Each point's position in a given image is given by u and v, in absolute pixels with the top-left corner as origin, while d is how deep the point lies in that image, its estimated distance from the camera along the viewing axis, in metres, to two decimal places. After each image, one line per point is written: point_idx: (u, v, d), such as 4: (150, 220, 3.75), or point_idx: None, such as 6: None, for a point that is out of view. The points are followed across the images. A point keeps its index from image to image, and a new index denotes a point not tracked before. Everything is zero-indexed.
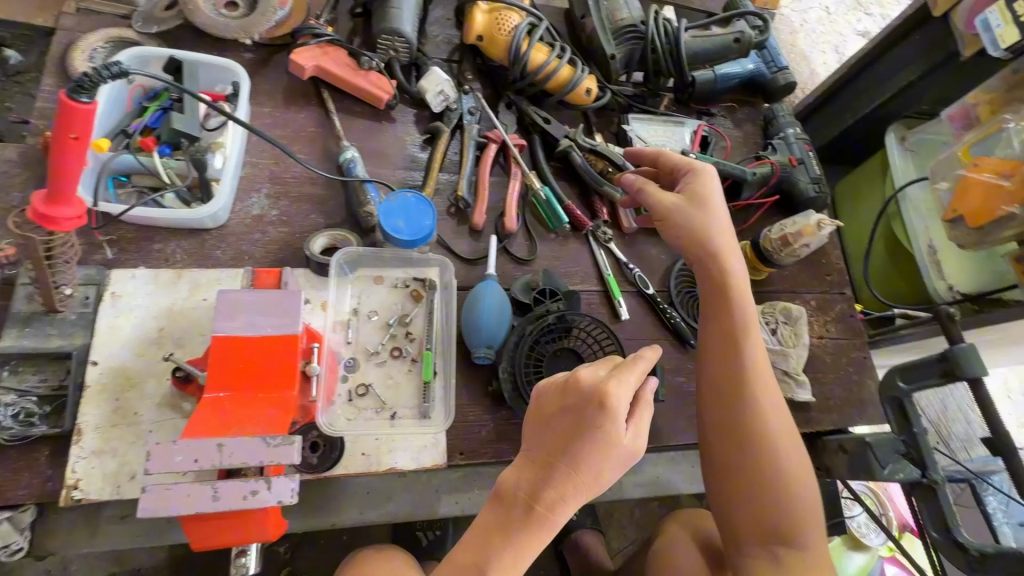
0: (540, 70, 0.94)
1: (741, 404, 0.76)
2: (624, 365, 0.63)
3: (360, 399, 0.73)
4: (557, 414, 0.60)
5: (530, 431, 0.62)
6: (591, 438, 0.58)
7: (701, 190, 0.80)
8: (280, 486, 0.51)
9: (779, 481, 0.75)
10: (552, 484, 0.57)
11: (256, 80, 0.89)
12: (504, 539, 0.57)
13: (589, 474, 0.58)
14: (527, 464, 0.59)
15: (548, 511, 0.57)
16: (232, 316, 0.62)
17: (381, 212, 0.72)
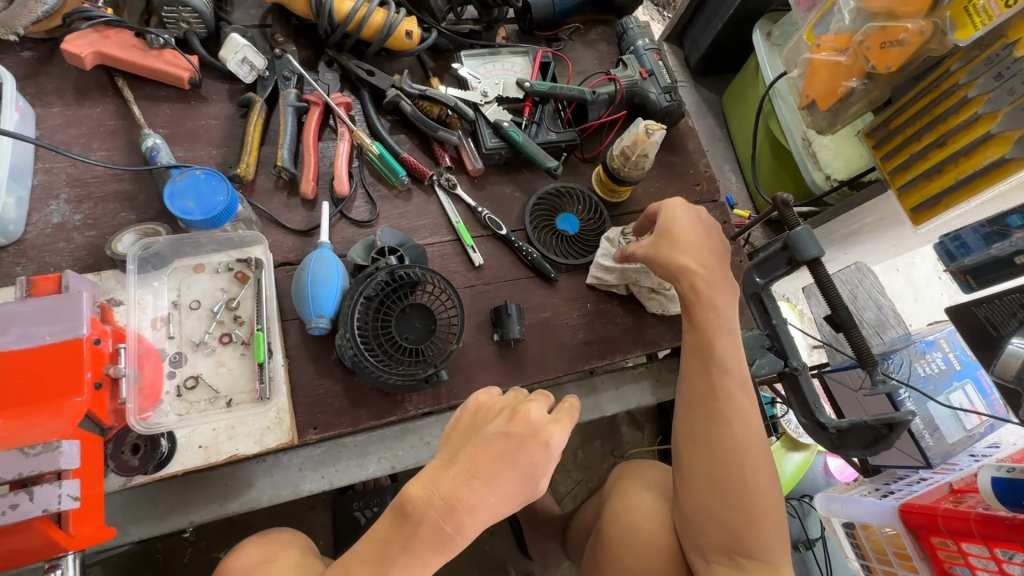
0: (348, 20, 0.88)
1: (722, 424, 0.72)
2: (565, 411, 0.61)
3: (191, 392, 0.71)
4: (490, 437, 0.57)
5: (454, 446, 0.60)
6: (524, 473, 0.57)
7: (670, 224, 0.79)
8: (44, 494, 0.49)
9: (755, 496, 0.70)
10: (465, 507, 0.55)
11: (38, 80, 0.82)
12: (401, 558, 0.56)
13: (502, 500, 0.56)
14: (441, 478, 0.57)
15: (455, 534, 0.56)
16: (4, 330, 0.59)
17: (166, 195, 0.68)
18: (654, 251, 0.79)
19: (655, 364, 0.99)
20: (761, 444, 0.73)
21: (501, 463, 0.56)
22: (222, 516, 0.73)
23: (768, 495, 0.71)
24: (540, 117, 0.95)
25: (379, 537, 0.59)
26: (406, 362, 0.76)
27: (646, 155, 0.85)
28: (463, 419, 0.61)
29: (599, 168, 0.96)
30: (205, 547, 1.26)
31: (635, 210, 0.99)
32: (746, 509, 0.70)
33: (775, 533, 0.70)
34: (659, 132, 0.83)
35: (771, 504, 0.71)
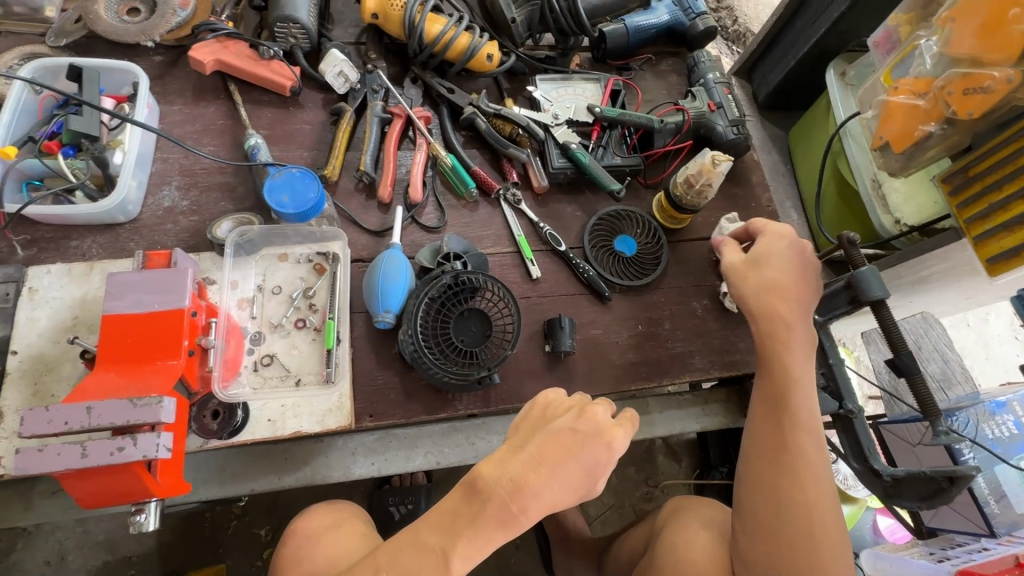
0: (437, 41, 0.96)
1: (791, 474, 0.70)
2: (627, 419, 0.69)
3: (266, 368, 0.77)
4: (563, 428, 0.64)
5: (523, 436, 0.65)
6: (588, 467, 0.62)
7: (772, 258, 0.80)
8: (145, 442, 0.55)
9: (824, 556, 0.66)
10: (532, 490, 0.59)
11: (165, 81, 0.93)
12: (466, 532, 0.60)
13: (567, 493, 0.61)
14: (510, 462, 0.61)
15: (518, 514, 0.59)
16: (121, 296, 0.67)
17: (266, 188, 0.76)
18: (732, 268, 0.82)
19: (701, 392, 0.98)
20: (831, 502, 0.70)
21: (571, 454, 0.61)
22: (280, 490, 0.79)
23: (837, 558, 0.67)
24: (606, 142, 0.99)
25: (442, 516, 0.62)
26: (462, 363, 0.80)
27: (710, 184, 0.87)
28: (533, 411, 0.67)
29: (660, 195, 0.98)
30: (249, 521, 1.34)
31: (693, 238, 1.00)
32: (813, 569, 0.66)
33: None
34: (725, 163, 0.85)
35: (840, 568, 0.67)
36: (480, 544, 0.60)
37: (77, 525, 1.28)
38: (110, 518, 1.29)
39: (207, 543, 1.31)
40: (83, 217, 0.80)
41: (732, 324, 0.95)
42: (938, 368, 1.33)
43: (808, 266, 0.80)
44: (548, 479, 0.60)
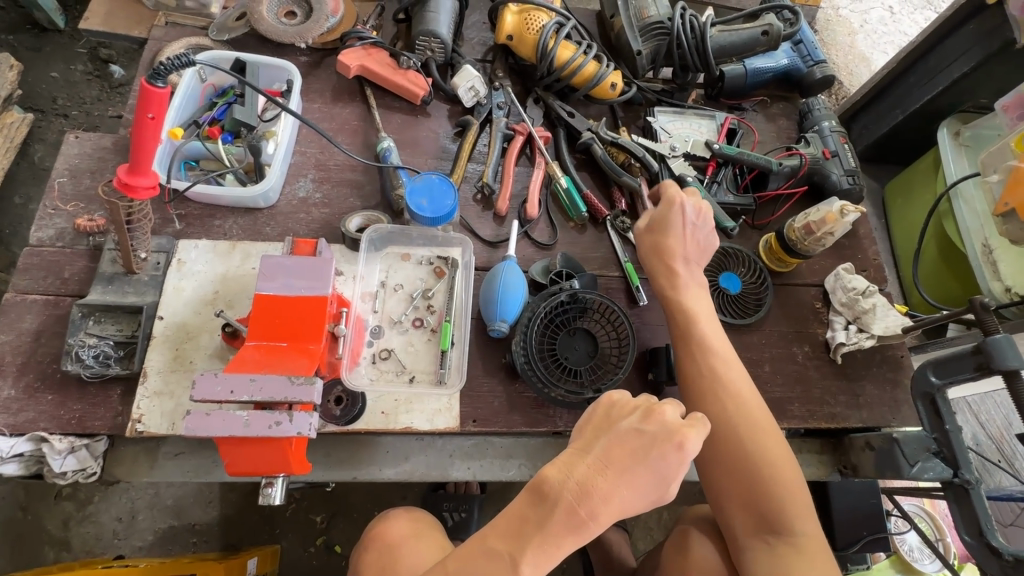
0: (566, 66, 0.99)
1: (716, 409, 0.76)
2: (694, 418, 0.63)
3: (383, 362, 0.80)
4: (627, 429, 0.60)
5: (587, 437, 0.62)
6: (657, 471, 0.59)
7: (665, 220, 0.85)
8: (300, 419, 0.59)
9: (767, 469, 0.73)
10: (601, 494, 0.57)
11: (309, 80, 0.99)
12: (535, 537, 0.57)
13: (637, 500, 0.58)
14: (577, 466, 0.58)
15: (589, 519, 0.56)
16: (273, 277, 0.71)
17: (408, 191, 0.80)
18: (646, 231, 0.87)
19: (793, 441, 0.96)
20: (766, 423, 0.76)
21: (640, 458, 0.59)
22: (379, 480, 0.81)
23: (784, 467, 0.74)
24: (721, 178, 1.00)
25: (511, 527, 0.58)
26: (568, 380, 0.82)
27: (832, 232, 0.87)
28: (597, 411, 0.63)
29: (770, 236, 0.98)
30: (306, 507, 1.37)
31: (797, 282, 0.99)
32: (759, 483, 0.73)
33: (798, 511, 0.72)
34: (852, 215, 0.85)
35: (791, 478, 0.74)
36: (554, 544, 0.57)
37: (149, 487, 1.33)
38: (180, 485, 1.34)
39: (266, 523, 1.35)
40: (230, 200, 0.86)
41: (833, 375, 0.93)
42: None
43: (701, 228, 0.85)
44: (618, 484, 0.57)
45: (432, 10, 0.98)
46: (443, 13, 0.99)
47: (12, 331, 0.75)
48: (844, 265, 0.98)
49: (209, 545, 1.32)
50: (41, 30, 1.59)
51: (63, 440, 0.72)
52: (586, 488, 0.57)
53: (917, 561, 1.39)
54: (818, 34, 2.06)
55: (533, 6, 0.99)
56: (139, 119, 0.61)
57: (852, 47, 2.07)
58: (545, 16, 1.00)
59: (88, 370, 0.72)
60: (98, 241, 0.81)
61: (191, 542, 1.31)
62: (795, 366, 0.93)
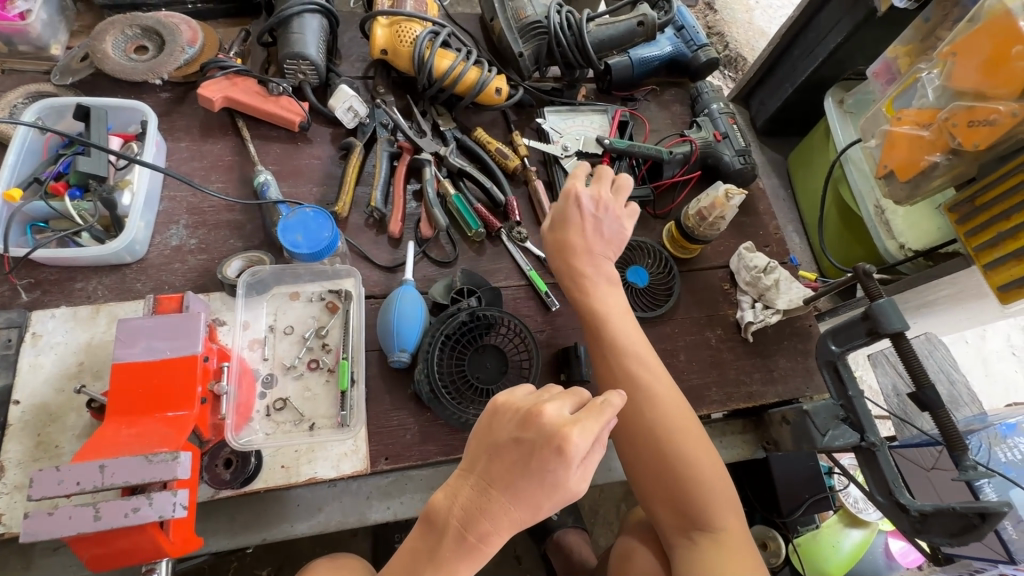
0: (446, 76, 0.96)
1: (639, 415, 0.73)
2: (588, 409, 0.54)
3: (278, 413, 0.75)
4: (506, 442, 0.54)
5: (473, 454, 0.56)
6: (543, 477, 0.52)
7: (562, 216, 0.81)
8: (161, 501, 0.53)
9: (683, 466, 0.71)
10: (487, 516, 0.52)
11: (172, 117, 0.92)
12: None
13: (529, 511, 0.53)
14: (461, 489, 0.54)
15: (480, 543, 0.53)
16: (132, 343, 0.65)
17: (280, 228, 0.75)
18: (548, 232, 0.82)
19: (716, 425, 0.98)
20: (684, 421, 0.74)
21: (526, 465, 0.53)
22: (291, 537, 0.76)
23: (704, 462, 0.72)
24: (615, 173, 1.00)
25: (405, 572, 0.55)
26: (480, 401, 0.79)
27: (723, 216, 0.88)
28: (482, 421, 0.57)
29: (671, 225, 0.98)
30: (250, 563, 1.26)
31: (703, 267, 1.00)
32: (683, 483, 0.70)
33: (722, 505, 0.70)
34: (738, 197, 0.86)
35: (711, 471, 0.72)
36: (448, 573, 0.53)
37: None
38: None
39: None
40: (89, 259, 0.78)
41: (746, 354, 0.95)
42: (945, 390, 1.32)
43: (603, 218, 0.81)
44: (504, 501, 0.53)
45: (297, 31, 0.93)
46: (309, 33, 0.93)
47: None
48: (745, 244, 1.00)
49: None
50: None
51: None
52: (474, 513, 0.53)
53: (862, 510, 1.42)
54: (717, 13, 2.11)
55: (404, 17, 0.95)
56: None
57: (750, 24, 2.13)
58: (418, 26, 0.96)
59: None
60: None
61: None
62: (710, 352, 0.94)
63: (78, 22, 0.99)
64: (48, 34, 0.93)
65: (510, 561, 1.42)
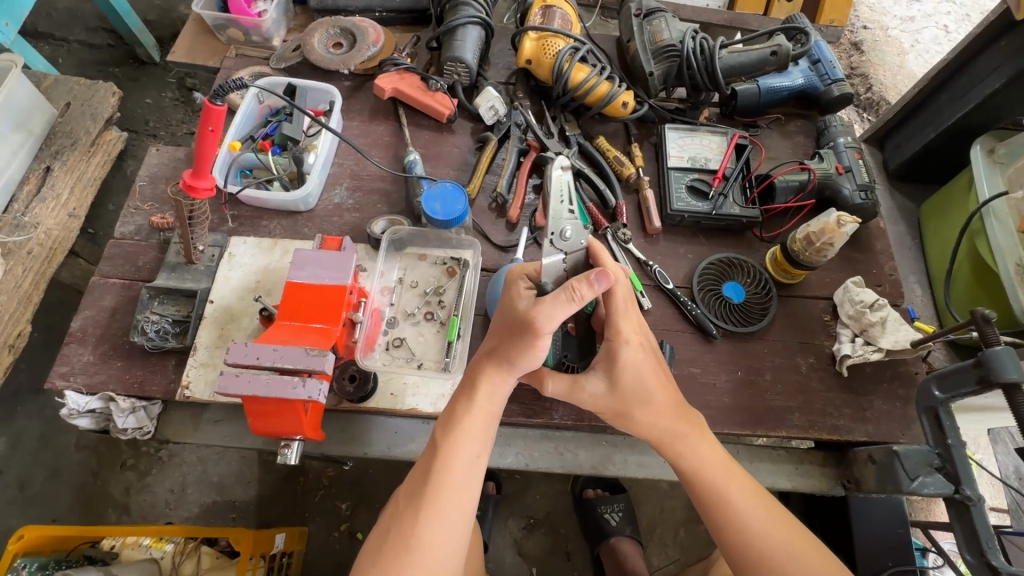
0: (579, 87, 1.07)
1: (738, 518, 0.71)
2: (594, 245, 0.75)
3: (396, 349, 0.88)
4: (502, 321, 0.71)
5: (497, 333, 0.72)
6: (539, 337, 0.66)
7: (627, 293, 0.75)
8: (312, 386, 0.68)
9: (784, 551, 0.68)
10: (502, 357, 0.70)
11: (350, 101, 1.12)
12: (457, 432, 0.70)
13: (527, 354, 0.68)
14: (490, 348, 0.73)
15: (506, 368, 0.70)
16: (301, 267, 0.82)
17: (423, 197, 0.90)
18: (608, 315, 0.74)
19: (795, 453, 0.96)
20: (783, 521, 0.71)
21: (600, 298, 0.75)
22: (386, 457, 0.88)
23: (806, 554, 0.68)
24: (727, 190, 1.02)
25: (418, 478, 0.69)
26: None
27: (833, 243, 0.88)
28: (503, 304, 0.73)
29: (776, 248, 1.00)
30: (333, 494, 1.47)
31: (805, 295, 1.00)
32: (730, 528, 0.71)
33: None
34: (850, 225, 0.86)
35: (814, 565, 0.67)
36: (453, 456, 0.69)
37: (198, 464, 1.48)
38: (225, 464, 1.48)
39: (297, 505, 1.45)
40: (276, 203, 0.98)
41: (838, 388, 0.93)
42: None
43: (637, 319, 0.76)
44: (507, 366, 0.70)
45: (459, 39, 1.09)
46: (469, 41, 1.09)
47: (94, 307, 0.90)
48: (853, 278, 0.98)
49: (245, 521, 1.43)
50: (141, 64, 1.85)
51: (126, 400, 0.85)
52: (475, 380, 0.72)
53: None
54: (864, 54, 2.04)
55: (551, 33, 1.08)
56: (201, 131, 0.75)
57: (900, 67, 2.02)
58: (562, 41, 1.08)
59: (150, 341, 0.85)
60: (166, 235, 0.96)
61: (230, 517, 1.43)
62: (800, 379, 0.94)
63: (295, 21, 1.23)
64: (274, 29, 1.18)
65: (560, 555, 1.45)
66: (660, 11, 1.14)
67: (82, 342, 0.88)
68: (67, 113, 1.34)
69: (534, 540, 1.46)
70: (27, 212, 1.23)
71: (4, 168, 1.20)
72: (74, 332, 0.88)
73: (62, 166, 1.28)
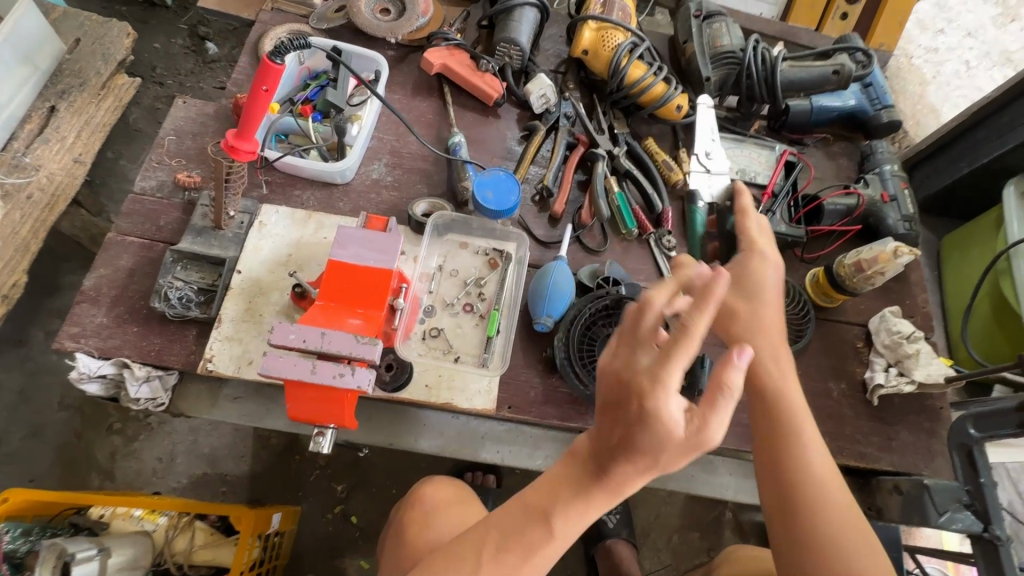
0: (635, 85, 1.03)
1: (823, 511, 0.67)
2: (699, 295, 0.51)
3: (432, 340, 0.84)
4: (614, 416, 0.54)
5: (607, 424, 0.56)
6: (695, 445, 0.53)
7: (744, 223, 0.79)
8: (361, 375, 0.64)
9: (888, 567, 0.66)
10: (627, 461, 0.55)
11: (393, 72, 1.06)
12: (560, 511, 0.61)
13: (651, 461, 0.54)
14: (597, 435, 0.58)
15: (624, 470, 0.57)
16: (345, 246, 0.77)
17: (476, 183, 0.86)
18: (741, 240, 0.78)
19: None
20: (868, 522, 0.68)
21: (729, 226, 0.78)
22: (412, 450, 0.85)
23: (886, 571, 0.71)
24: (775, 207, 1.01)
25: (511, 521, 0.63)
26: None
27: (883, 271, 0.88)
28: (607, 386, 0.55)
29: (818, 270, 0.99)
30: (329, 475, 1.43)
31: (840, 319, 1.00)
32: (817, 540, 0.66)
33: None
34: (906, 256, 0.86)
35: None
36: (555, 533, 0.62)
37: (190, 434, 1.42)
38: (217, 436, 1.42)
39: (291, 483, 1.41)
40: (312, 172, 0.93)
41: (867, 415, 0.94)
42: None
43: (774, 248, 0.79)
44: (628, 467, 0.56)
45: (515, 20, 1.04)
46: (524, 23, 1.04)
47: (110, 266, 0.84)
48: (890, 307, 0.98)
49: (236, 497, 1.39)
50: (152, 5, 1.73)
51: (142, 369, 0.80)
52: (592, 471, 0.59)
53: None
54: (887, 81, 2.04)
55: (612, 25, 1.04)
56: (255, 89, 0.70)
57: (921, 97, 2.03)
58: (622, 35, 1.04)
59: (172, 309, 0.80)
60: (193, 196, 0.90)
61: (221, 491, 1.39)
62: (831, 404, 0.94)
63: None
64: None
65: None
66: (721, 15, 1.11)
67: (95, 303, 0.81)
68: (77, 50, 1.24)
69: None
70: (28, 152, 1.14)
71: (7, 102, 1.11)
72: (87, 290, 0.82)
73: (69, 107, 1.20)
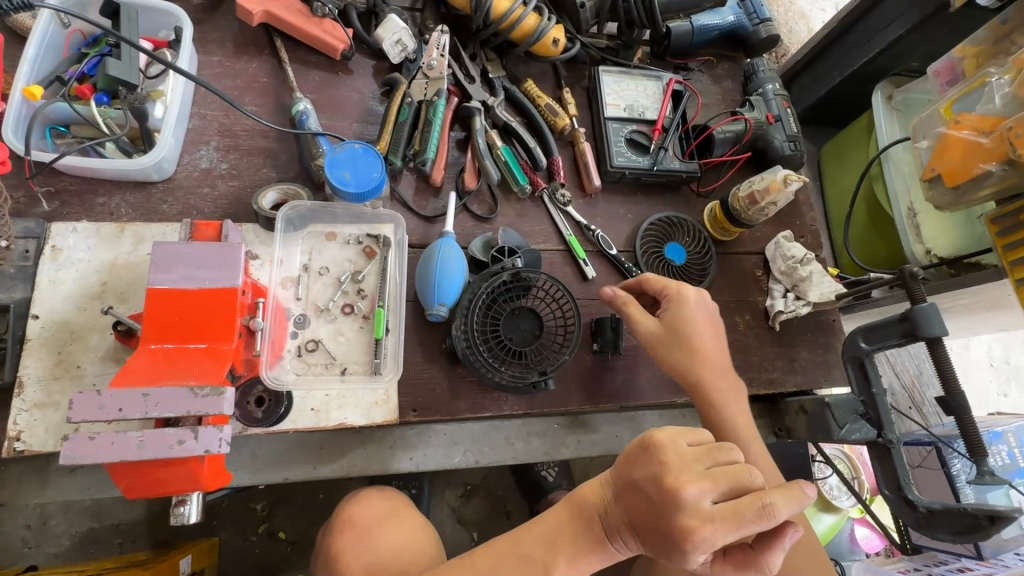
0: (504, 19, 0.89)
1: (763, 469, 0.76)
2: (792, 489, 0.49)
3: (310, 355, 0.72)
4: (646, 513, 0.52)
5: (637, 508, 0.53)
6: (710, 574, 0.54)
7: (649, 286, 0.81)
8: (207, 436, 0.52)
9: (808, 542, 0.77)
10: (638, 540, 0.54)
11: (204, 28, 0.84)
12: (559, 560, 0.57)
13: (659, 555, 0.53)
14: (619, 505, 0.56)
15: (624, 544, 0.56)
16: (167, 268, 0.61)
17: (327, 162, 0.72)
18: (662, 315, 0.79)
19: None
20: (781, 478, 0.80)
21: (670, 335, 0.78)
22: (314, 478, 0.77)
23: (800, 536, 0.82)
24: (666, 143, 0.95)
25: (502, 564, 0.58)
26: (512, 362, 0.77)
27: (774, 202, 0.89)
28: (644, 482, 0.52)
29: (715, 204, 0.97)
30: (243, 497, 1.30)
31: (739, 251, 0.99)
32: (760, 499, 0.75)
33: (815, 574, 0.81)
34: (794, 184, 0.87)
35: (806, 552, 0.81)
36: None
37: None
38: None
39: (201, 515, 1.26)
40: (114, 173, 0.72)
41: (772, 343, 0.96)
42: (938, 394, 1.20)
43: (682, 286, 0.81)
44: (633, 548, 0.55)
45: None
46: None
47: None
48: (782, 233, 0.99)
49: (137, 544, 1.22)
50: None
51: None
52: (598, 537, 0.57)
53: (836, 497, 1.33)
54: None
55: None
56: None
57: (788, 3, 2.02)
58: None
59: None
60: None
61: (116, 542, 1.21)
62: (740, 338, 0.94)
63: None
64: None
65: (501, 516, 1.44)
66: None
67: None
68: None
69: (472, 505, 1.43)
70: None
71: None
72: None
73: None
